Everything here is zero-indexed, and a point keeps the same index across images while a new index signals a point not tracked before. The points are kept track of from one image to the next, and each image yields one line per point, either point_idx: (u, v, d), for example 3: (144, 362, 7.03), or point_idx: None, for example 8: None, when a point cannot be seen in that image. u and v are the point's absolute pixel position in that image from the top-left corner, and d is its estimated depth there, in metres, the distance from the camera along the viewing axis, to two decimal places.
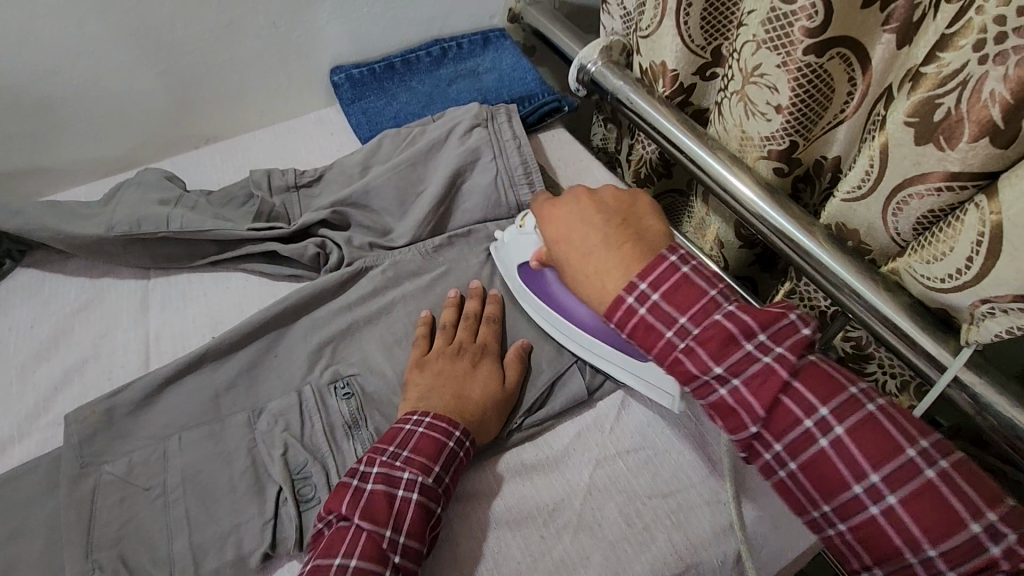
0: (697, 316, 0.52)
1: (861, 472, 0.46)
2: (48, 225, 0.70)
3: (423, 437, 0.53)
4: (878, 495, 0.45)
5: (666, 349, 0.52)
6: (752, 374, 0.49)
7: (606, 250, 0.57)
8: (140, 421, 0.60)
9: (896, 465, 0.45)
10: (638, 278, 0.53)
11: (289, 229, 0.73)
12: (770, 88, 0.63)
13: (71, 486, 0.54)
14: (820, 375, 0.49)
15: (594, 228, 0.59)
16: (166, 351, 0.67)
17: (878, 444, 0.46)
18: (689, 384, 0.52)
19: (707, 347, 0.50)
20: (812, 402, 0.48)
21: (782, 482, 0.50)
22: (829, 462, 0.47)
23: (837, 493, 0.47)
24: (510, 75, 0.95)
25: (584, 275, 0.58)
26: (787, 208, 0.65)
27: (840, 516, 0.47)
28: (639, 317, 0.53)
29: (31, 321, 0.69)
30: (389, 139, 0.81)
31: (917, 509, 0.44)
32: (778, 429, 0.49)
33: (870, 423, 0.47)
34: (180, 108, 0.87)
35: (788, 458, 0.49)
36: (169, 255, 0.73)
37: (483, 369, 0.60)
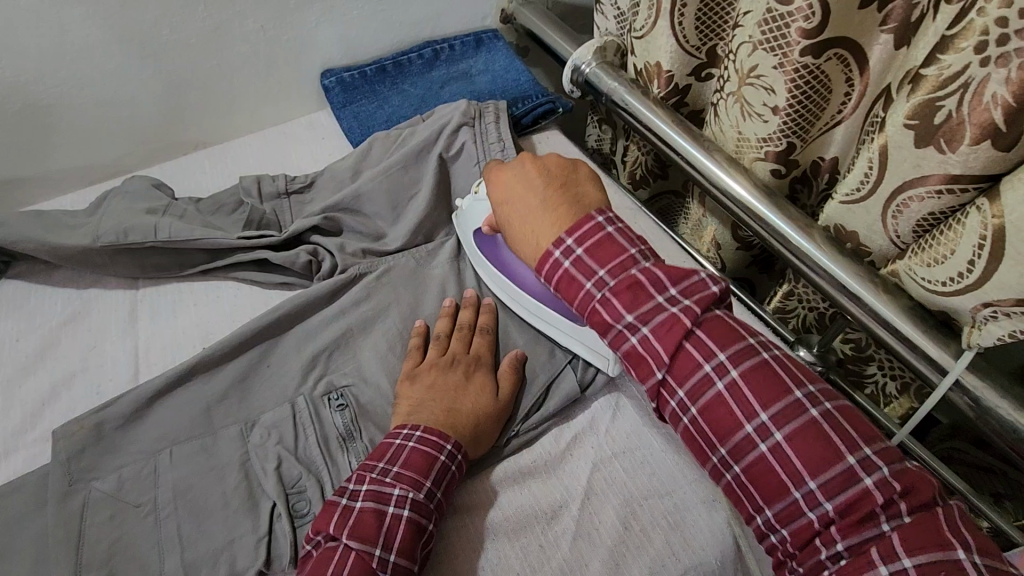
0: (614, 269, 0.54)
1: (753, 412, 0.48)
2: (33, 236, 0.68)
3: (413, 452, 0.52)
4: (767, 434, 0.47)
5: (585, 300, 0.54)
6: (660, 322, 0.51)
7: (542, 211, 0.59)
8: (129, 435, 0.58)
9: (784, 404, 0.47)
10: (566, 234, 0.56)
11: (280, 236, 0.72)
12: (766, 90, 0.62)
13: (59, 505, 0.53)
14: (722, 325, 0.51)
15: (533, 191, 0.61)
16: (156, 363, 0.66)
17: (770, 386, 0.48)
18: (605, 335, 0.54)
19: (620, 295, 0.53)
20: (712, 348, 0.50)
21: (685, 430, 0.51)
22: (725, 404, 0.48)
23: (731, 434, 0.48)
24: (503, 77, 0.94)
25: (522, 235, 0.60)
26: (785, 210, 0.65)
27: (734, 459, 0.48)
28: (563, 270, 0.55)
29: (17, 334, 0.67)
30: (381, 143, 0.80)
31: (802, 445, 0.46)
32: (681, 376, 0.50)
33: (763, 368, 0.49)
34: (169, 113, 0.85)
35: (689, 403, 0.50)
36: (159, 265, 0.72)
37: (477, 379, 0.60)
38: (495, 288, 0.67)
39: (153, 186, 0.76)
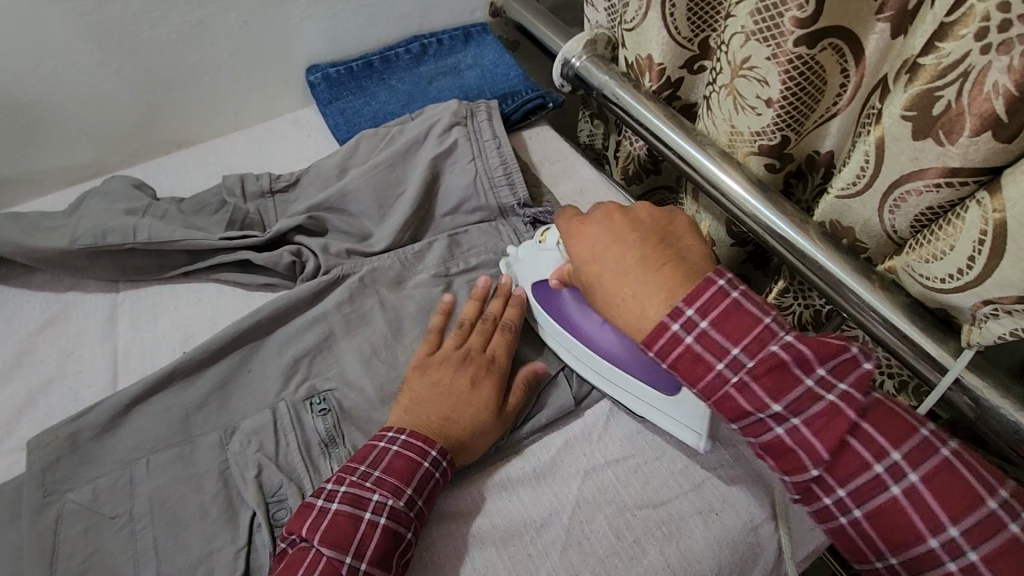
0: (751, 346, 0.46)
1: (938, 524, 0.41)
2: (9, 239, 0.66)
3: (397, 457, 0.51)
4: (956, 551, 0.41)
5: (714, 383, 0.47)
6: (814, 413, 0.44)
7: (645, 272, 0.51)
8: (106, 444, 0.57)
9: (977, 517, 0.41)
10: (684, 304, 0.48)
11: (263, 236, 0.70)
12: (759, 81, 0.61)
13: (32, 517, 0.52)
14: (890, 413, 0.44)
15: (628, 249, 0.53)
16: (135, 369, 0.64)
17: (955, 490, 0.41)
18: (740, 421, 0.47)
19: (762, 380, 0.45)
20: (883, 445, 0.43)
21: (841, 529, 0.45)
22: (901, 510, 0.42)
23: (908, 545, 0.42)
24: (492, 71, 0.92)
25: (620, 299, 0.52)
26: (779, 206, 0.63)
27: (908, 568, 0.42)
28: (685, 347, 0.48)
29: None
30: (366, 139, 0.78)
31: (1002, 568, 0.40)
32: (843, 474, 0.44)
33: (945, 469, 0.42)
34: (149, 111, 0.83)
35: (851, 504, 0.44)
36: (138, 267, 0.70)
37: (484, 378, 0.57)
38: (569, 357, 0.61)
39: (134, 185, 0.74)
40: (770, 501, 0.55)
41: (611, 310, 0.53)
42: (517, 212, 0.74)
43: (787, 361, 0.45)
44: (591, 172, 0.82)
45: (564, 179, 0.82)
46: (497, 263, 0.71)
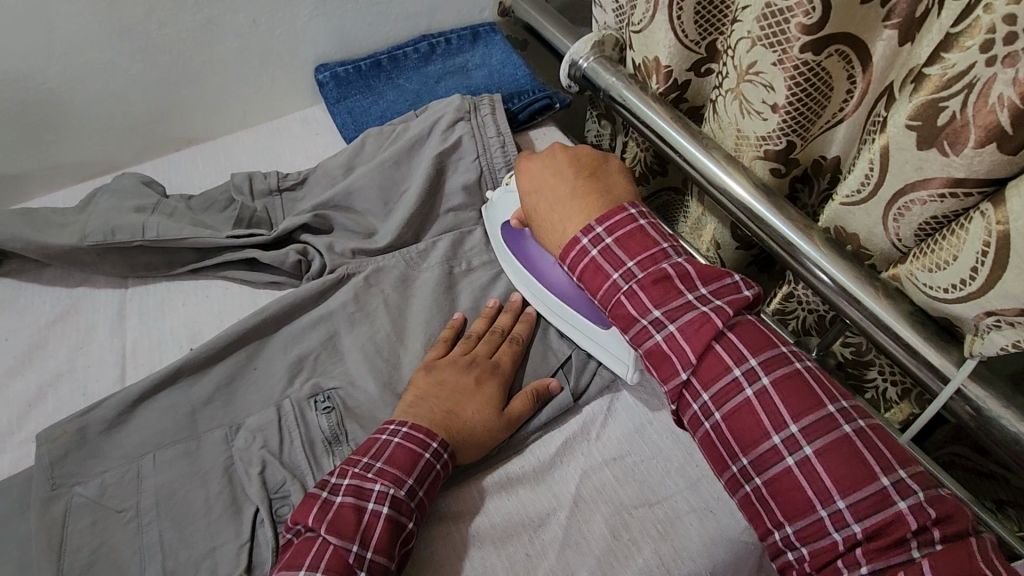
0: (643, 263, 0.55)
1: (782, 422, 0.48)
2: (22, 235, 0.67)
3: (399, 448, 0.52)
4: (795, 447, 0.47)
5: (610, 292, 0.56)
6: (686, 322, 0.52)
7: (571, 199, 0.61)
8: (114, 439, 0.58)
9: (815, 417, 0.47)
10: (597, 223, 0.58)
11: (270, 235, 0.71)
12: (765, 86, 0.60)
13: (42, 509, 0.53)
14: (754, 330, 0.52)
15: (561, 178, 0.62)
16: (143, 364, 0.65)
17: (800, 395, 0.48)
18: (630, 333, 0.55)
19: (649, 291, 0.54)
20: (742, 353, 0.50)
21: (706, 434, 0.51)
22: (753, 410, 0.49)
23: (756, 443, 0.48)
24: (499, 71, 0.92)
25: (548, 219, 0.62)
26: (784, 211, 0.64)
27: (758, 467, 0.48)
28: (591, 259, 0.57)
29: (4, 334, 0.67)
30: (372, 139, 0.79)
31: (831, 460, 0.46)
32: (707, 377, 0.51)
33: (794, 378, 0.49)
34: (159, 109, 0.84)
35: (713, 408, 0.50)
36: (148, 264, 0.71)
37: (488, 378, 0.59)
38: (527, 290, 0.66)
39: (143, 183, 0.75)
40: None
41: (540, 227, 0.63)
42: None
43: (671, 278, 0.54)
44: None
45: None
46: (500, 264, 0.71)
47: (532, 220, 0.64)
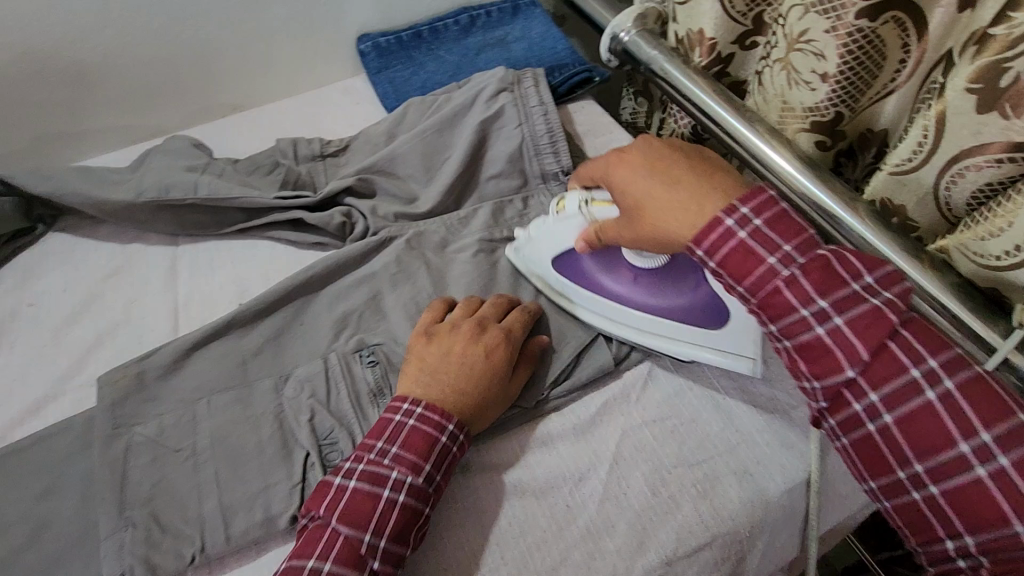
0: (800, 247, 0.47)
1: (971, 429, 0.42)
2: (82, 191, 0.70)
3: (414, 433, 0.51)
4: (987, 457, 0.41)
5: (764, 279, 0.47)
6: (857, 316, 0.45)
7: (699, 180, 0.51)
8: (170, 384, 0.60)
9: (1011, 427, 0.41)
10: (739, 201, 0.48)
11: (315, 197, 0.73)
12: (816, 55, 0.61)
13: (104, 446, 0.56)
14: (931, 329, 0.45)
15: (676, 164, 0.53)
16: (195, 317, 0.68)
17: (991, 402, 0.42)
18: (781, 325, 0.47)
19: (812, 278, 0.46)
20: (922, 352, 0.44)
21: (873, 437, 0.45)
22: (934, 413, 0.43)
23: (938, 451, 0.43)
24: (540, 44, 0.92)
25: (669, 205, 0.51)
26: (829, 182, 0.63)
27: (937, 475, 0.43)
28: (737, 241, 0.48)
29: (64, 285, 0.70)
30: (415, 107, 0.80)
31: None
32: (878, 377, 0.44)
33: (980, 382, 0.43)
34: (208, 74, 0.86)
35: (882, 409, 0.44)
36: (197, 222, 0.73)
37: (495, 341, 0.57)
38: (635, 332, 0.62)
39: (193, 145, 0.77)
40: (805, 469, 0.55)
41: (659, 219, 0.52)
42: (561, 180, 0.75)
43: (832, 263, 0.46)
44: None
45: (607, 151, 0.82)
46: None
47: (642, 213, 0.53)
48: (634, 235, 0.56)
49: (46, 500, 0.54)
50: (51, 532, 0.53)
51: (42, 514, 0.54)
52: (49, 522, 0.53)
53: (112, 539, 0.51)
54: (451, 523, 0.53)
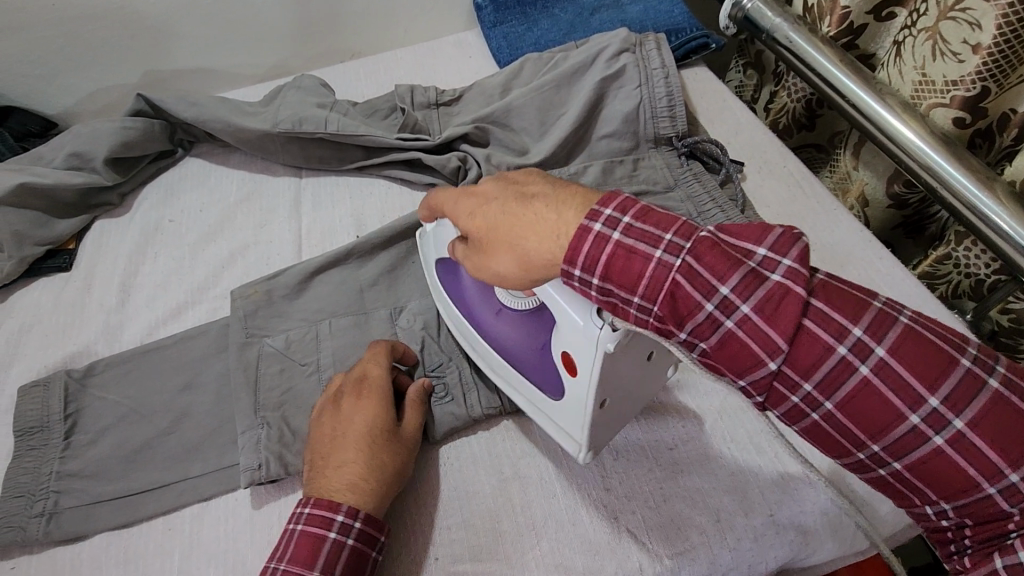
0: (684, 234, 0.37)
1: (914, 396, 0.33)
2: (223, 118, 0.75)
3: (302, 538, 0.47)
4: (941, 423, 0.32)
5: (656, 281, 0.37)
6: (764, 295, 0.35)
7: (552, 199, 0.41)
8: (296, 303, 0.65)
9: (953, 380, 0.33)
10: (600, 205, 0.39)
11: (433, 140, 0.76)
12: (971, 25, 0.60)
13: (240, 351, 0.61)
14: (841, 288, 0.35)
15: (523, 187, 0.43)
16: (316, 245, 0.72)
17: (929, 359, 0.33)
18: (684, 326, 0.37)
19: (707, 264, 0.35)
20: (841, 322, 0.34)
21: (816, 429, 0.36)
22: (876, 393, 0.33)
23: (887, 429, 0.33)
24: (656, 7, 0.89)
25: (519, 221, 0.41)
26: (964, 160, 0.61)
27: (894, 453, 0.34)
28: (613, 246, 0.38)
29: (200, 207, 0.76)
30: (531, 63, 0.81)
31: (990, 430, 0.32)
32: (805, 365, 0.35)
33: (912, 336, 0.34)
34: (332, 19, 0.90)
35: (821, 395, 0.35)
36: (321, 157, 0.77)
37: (360, 411, 0.52)
38: (490, 374, 0.57)
39: (321, 84, 0.81)
40: None
41: (515, 238, 0.42)
42: (674, 145, 0.75)
43: (722, 244, 0.36)
44: (747, 114, 0.81)
45: (718, 117, 0.81)
46: (652, 193, 0.72)
47: (496, 239, 0.43)
48: (493, 266, 0.44)
49: (185, 393, 0.60)
50: (191, 421, 0.58)
51: (181, 405, 0.59)
52: (189, 412, 0.59)
53: (249, 433, 0.56)
54: (557, 458, 0.55)
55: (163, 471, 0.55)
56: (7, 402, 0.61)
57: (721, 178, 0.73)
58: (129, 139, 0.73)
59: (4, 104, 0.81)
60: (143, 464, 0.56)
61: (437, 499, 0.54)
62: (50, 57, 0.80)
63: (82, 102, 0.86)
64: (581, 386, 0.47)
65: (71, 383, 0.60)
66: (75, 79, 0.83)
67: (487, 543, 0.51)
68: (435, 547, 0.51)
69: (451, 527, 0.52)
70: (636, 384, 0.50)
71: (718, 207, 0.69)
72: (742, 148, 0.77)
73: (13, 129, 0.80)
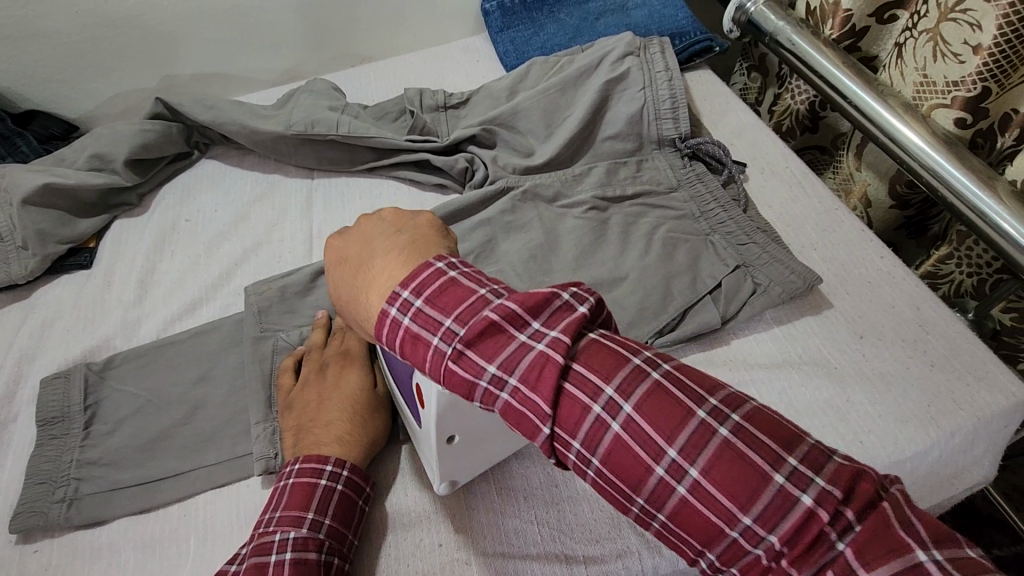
0: (465, 316, 0.39)
1: (658, 450, 0.35)
2: (238, 120, 0.78)
3: (293, 489, 0.50)
4: (680, 474, 0.34)
5: (435, 363, 0.40)
6: (528, 367, 0.37)
7: (381, 277, 0.44)
8: (306, 299, 0.66)
9: (689, 430, 0.35)
10: (400, 285, 0.41)
11: (442, 142, 0.78)
12: (972, 25, 0.61)
13: (253, 344, 0.63)
14: (600, 349, 0.38)
15: (370, 262, 0.46)
16: (327, 243, 0.74)
17: (667, 412, 0.35)
18: (472, 396, 0.39)
19: (478, 347, 0.39)
20: (595, 383, 0.37)
21: (593, 484, 0.37)
22: (626, 449, 0.35)
23: (638, 482, 0.35)
24: (660, 12, 0.91)
25: (357, 297, 0.46)
26: (963, 160, 0.62)
27: (655, 506, 0.35)
28: (403, 331, 0.40)
29: (216, 207, 0.78)
30: (538, 67, 0.83)
31: (721, 474, 0.34)
32: (567, 427, 0.37)
33: (658, 391, 0.36)
34: (343, 24, 0.92)
35: (587, 456, 0.36)
36: (332, 159, 0.80)
37: (347, 377, 0.58)
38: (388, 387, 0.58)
39: (332, 88, 0.83)
40: (925, 443, 0.55)
41: (356, 310, 0.47)
42: (676, 147, 0.75)
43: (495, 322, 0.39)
44: (749, 115, 0.82)
45: (722, 119, 0.82)
46: (656, 193, 0.73)
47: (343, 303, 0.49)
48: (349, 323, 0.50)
49: (200, 385, 0.62)
50: (205, 411, 0.60)
51: (195, 396, 0.61)
52: (204, 403, 0.60)
53: (261, 424, 0.58)
54: None
55: (180, 459, 0.57)
56: (30, 393, 0.63)
57: (723, 179, 0.74)
58: (148, 141, 0.76)
59: (30, 109, 0.85)
60: (158, 453, 0.58)
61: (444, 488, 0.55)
62: (74, 63, 0.83)
63: (102, 106, 0.89)
64: (428, 417, 0.48)
65: (90, 376, 0.62)
66: (98, 84, 0.86)
67: (493, 533, 0.52)
68: (439, 533, 0.52)
69: (454, 515, 0.53)
70: (490, 422, 0.50)
71: (720, 207, 0.70)
72: (744, 150, 0.78)
73: (37, 133, 0.83)
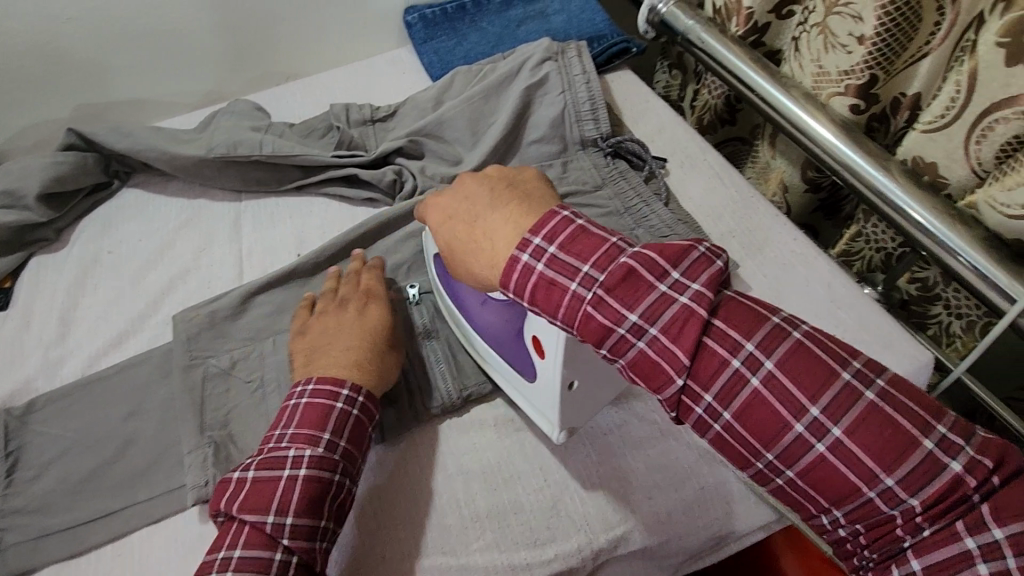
0: (602, 263, 0.43)
1: (800, 408, 0.38)
2: (157, 146, 0.76)
3: (309, 407, 0.53)
4: (822, 432, 0.37)
5: (572, 308, 0.43)
6: (671, 318, 0.41)
7: (506, 221, 0.48)
8: (237, 323, 0.66)
9: (834, 392, 0.38)
10: (531, 233, 0.45)
11: (369, 156, 0.78)
12: (853, 18, 0.66)
13: (183, 374, 0.61)
14: (739, 307, 0.41)
15: (490, 212, 0.50)
16: (257, 265, 0.73)
17: (813, 372, 0.38)
18: (602, 343, 0.43)
19: (616, 294, 0.42)
20: (736, 339, 0.40)
21: (716, 437, 0.41)
22: (763, 404, 0.39)
23: (776, 439, 0.38)
24: (578, 17, 0.93)
25: (477, 245, 0.50)
26: (859, 143, 0.67)
27: (786, 461, 0.39)
28: (537, 276, 0.44)
29: (139, 236, 0.76)
30: (461, 76, 0.84)
31: (866, 437, 0.36)
32: (704, 379, 0.40)
33: (800, 350, 0.39)
34: (264, 43, 0.91)
35: (719, 408, 0.40)
36: (259, 179, 0.78)
37: (369, 311, 0.62)
38: (477, 354, 0.62)
39: (255, 108, 0.83)
40: None
41: (471, 258, 0.50)
42: (599, 146, 0.78)
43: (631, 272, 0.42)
44: (668, 112, 0.85)
45: (642, 117, 0.85)
46: (582, 192, 0.75)
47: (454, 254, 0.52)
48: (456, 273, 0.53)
49: (130, 420, 0.60)
50: (136, 447, 0.58)
51: (125, 432, 0.59)
52: (135, 438, 0.59)
53: (195, 454, 0.57)
54: (500, 450, 0.58)
55: (111, 497, 0.56)
56: None
57: (645, 175, 0.76)
58: (62, 174, 0.74)
59: None
60: (88, 494, 0.56)
61: (385, 494, 0.55)
62: None
63: (12, 140, 0.85)
64: (550, 367, 0.52)
65: (10, 421, 0.60)
66: (5, 117, 0.83)
67: (435, 537, 0.53)
68: (380, 545, 0.53)
69: (396, 525, 0.53)
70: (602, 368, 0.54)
71: (643, 202, 0.72)
72: (664, 146, 0.81)
73: None
